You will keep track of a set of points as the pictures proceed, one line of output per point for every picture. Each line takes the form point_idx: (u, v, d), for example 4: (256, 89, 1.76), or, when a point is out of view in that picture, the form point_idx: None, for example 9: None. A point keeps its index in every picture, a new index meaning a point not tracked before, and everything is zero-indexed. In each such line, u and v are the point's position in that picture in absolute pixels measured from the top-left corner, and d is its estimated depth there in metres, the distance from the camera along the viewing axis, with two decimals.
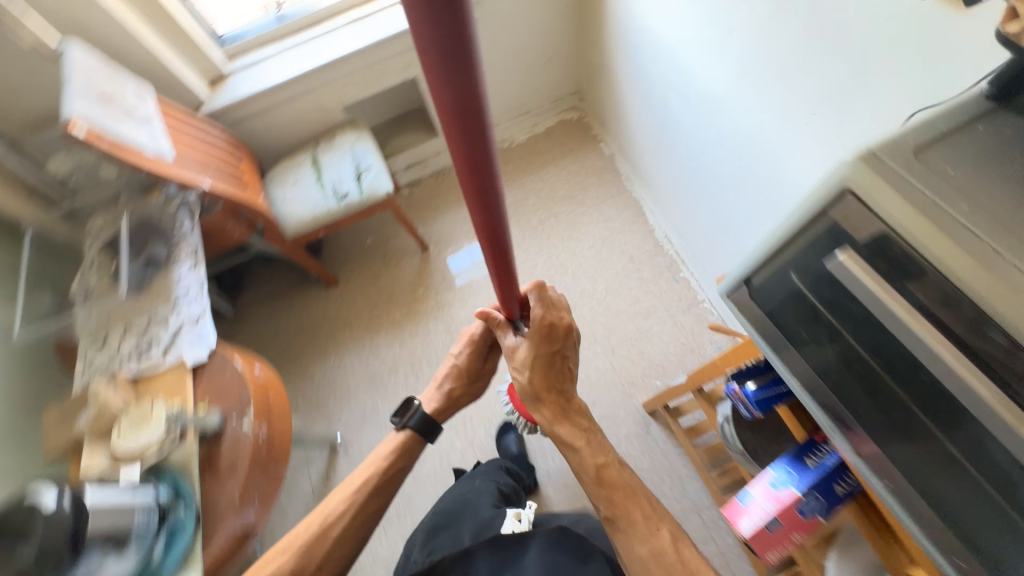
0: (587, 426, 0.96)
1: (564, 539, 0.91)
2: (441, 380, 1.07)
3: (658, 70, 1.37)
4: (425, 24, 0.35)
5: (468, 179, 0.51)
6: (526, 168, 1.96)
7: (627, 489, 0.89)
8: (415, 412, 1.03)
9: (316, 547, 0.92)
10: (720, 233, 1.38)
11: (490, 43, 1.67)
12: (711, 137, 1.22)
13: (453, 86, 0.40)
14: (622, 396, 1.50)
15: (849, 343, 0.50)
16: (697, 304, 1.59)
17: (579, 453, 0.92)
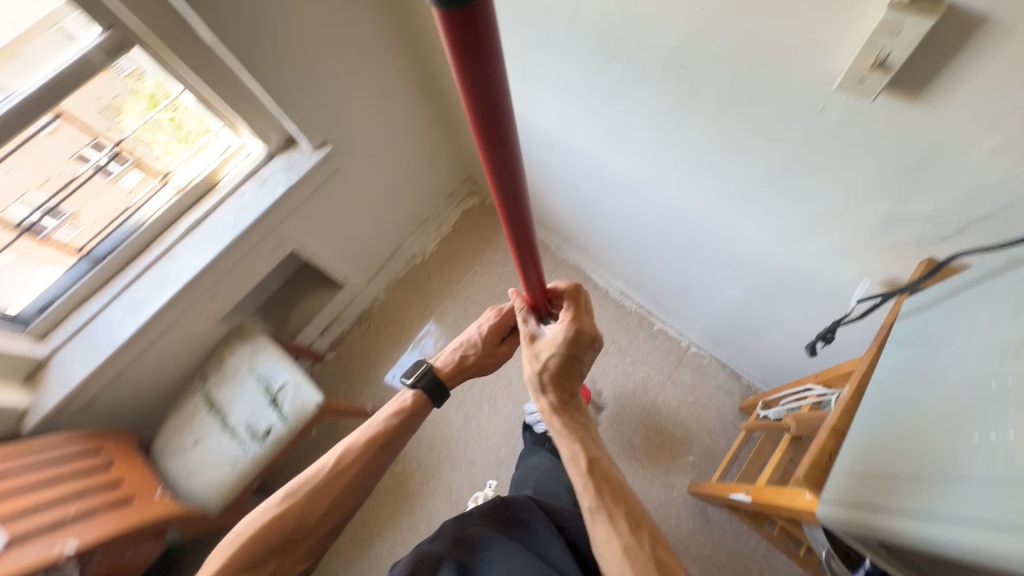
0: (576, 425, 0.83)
1: (522, 508, 0.85)
2: (460, 344, 0.95)
3: (552, 160, 1.23)
4: (446, 30, 0.35)
5: (500, 191, 0.53)
6: (451, 276, 1.77)
7: (606, 475, 0.78)
8: (426, 370, 0.91)
9: (316, 499, 0.80)
10: (685, 289, 1.28)
11: None
12: (642, 212, 1.12)
13: (474, 92, 0.41)
14: (664, 489, 1.34)
15: None
16: (686, 354, 1.49)
17: (575, 446, 0.80)
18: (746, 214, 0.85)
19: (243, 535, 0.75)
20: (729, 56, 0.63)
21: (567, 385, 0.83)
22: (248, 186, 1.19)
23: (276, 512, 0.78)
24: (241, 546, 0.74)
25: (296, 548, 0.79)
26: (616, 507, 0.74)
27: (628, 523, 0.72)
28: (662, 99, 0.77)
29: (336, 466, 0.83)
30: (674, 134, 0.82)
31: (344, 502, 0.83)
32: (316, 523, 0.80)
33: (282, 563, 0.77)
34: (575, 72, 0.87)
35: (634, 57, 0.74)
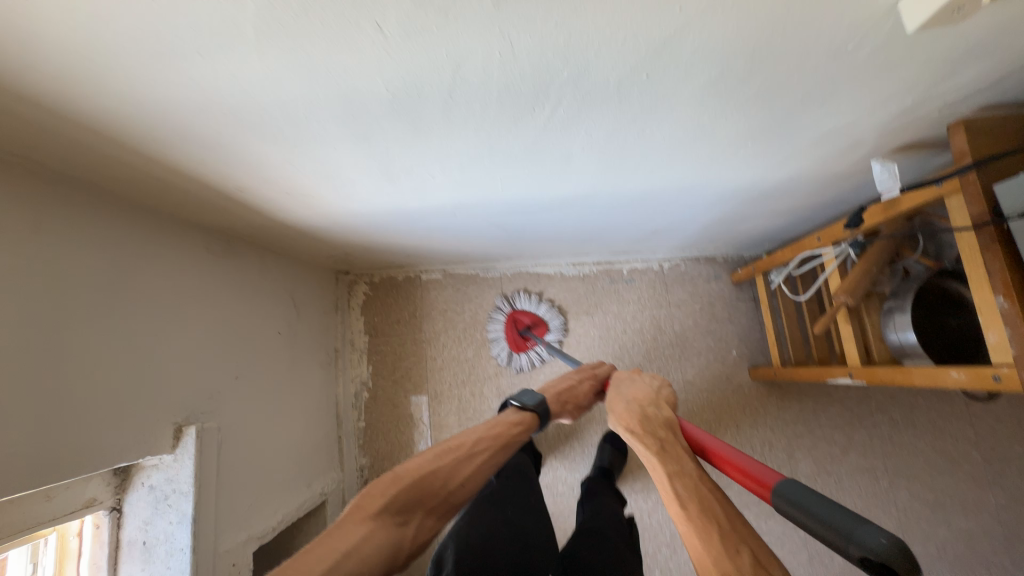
0: (679, 461, 0.60)
1: None
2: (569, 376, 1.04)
3: (462, 223, 0.97)
4: None
5: None
6: (414, 380, 1.46)
7: (700, 488, 0.56)
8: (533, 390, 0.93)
9: (457, 466, 0.67)
10: (651, 232, 1.19)
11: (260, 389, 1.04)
12: (593, 212, 0.96)
13: None
14: (738, 393, 1.40)
15: None
16: (665, 275, 1.49)
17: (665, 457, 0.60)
18: (731, 163, 0.74)
19: (397, 476, 0.62)
20: (716, 46, 0.44)
21: (649, 423, 0.68)
22: (131, 567, 0.74)
23: (427, 458, 0.66)
24: (399, 488, 0.60)
25: (435, 506, 0.63)
26: (722, 531, 0.50)
27: (726, 542, 0.49)
28: (619, 119, 0.57)
29: (481, 428, 0.76)
30: (637, 141, 0.63)
31: (484, 462, 0.72)
32: (455, 482, 0.66)
33: (424, 523, 0.61)
34: (475, 143, 0.60)
35: (569, 98, 0.51)
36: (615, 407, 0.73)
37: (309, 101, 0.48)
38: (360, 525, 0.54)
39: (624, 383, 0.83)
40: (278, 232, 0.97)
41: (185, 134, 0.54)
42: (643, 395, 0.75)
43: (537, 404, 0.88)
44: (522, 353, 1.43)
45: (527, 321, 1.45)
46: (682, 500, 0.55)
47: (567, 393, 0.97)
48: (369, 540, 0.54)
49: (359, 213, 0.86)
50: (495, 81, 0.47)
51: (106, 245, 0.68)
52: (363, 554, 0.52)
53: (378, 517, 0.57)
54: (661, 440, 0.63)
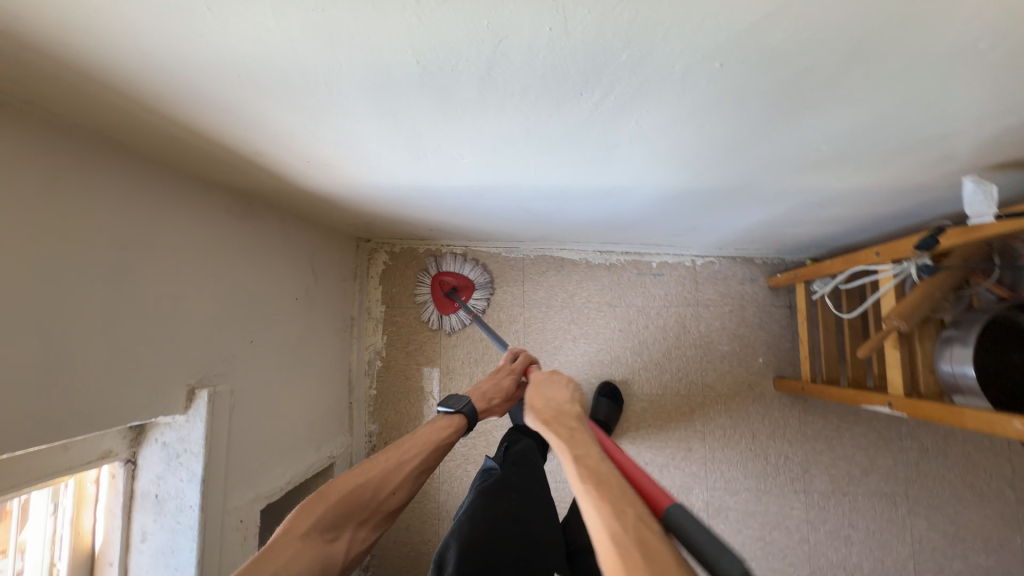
0: (585, 446, 0.68)
1: None
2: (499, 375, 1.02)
3: (488, 204, 0.92)
4: None
5: None
6: (428, 355, 1.46)
7: (596, 464, 0.63)
8: (461, 401, 0.93)
9: (377, 484, 0.78)
10: (689, 228, 1.11)
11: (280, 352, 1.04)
12: (628, 204, 0.89)
13: None
14: (758, 401, 1.34)
15: None
16: (695, 271, 1.41)
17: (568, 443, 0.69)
18: (797, 166, 0.65)
19: (327, 493, 0.73)
20: (816, 33, 0.36)
21: (563, 419, 0.77)
22: (143, 518, 0.77)
23: (356, 474, 0.78)
24: (328, 502, 0.72)
25: (366, 516, 0.77)
26: (614, 498, 0.57)
27: (618, 506, 0.56)
28: (679, 110, 0.49)
29: (410, 442, 0.85)
30: (694, 135, 0.56)
31: (412, 472, 0.84)
32: (382, 493, 0.79)
33: (355, 534, 0.75)
34: (510, 126, 0.54)
35: (625, 84, 0.44)
36: (537, 406, 0.81)
37: (330, 69, 0.43)
38: (292, 542, 0.66)
39: (546, 379, 0.90)
40: (299, 198, 0.94)
41: (199, 95, 0.50)
42: (562, 394, 0.84)
43: (463, 408, 0.93)
44: (449, 315, 1.43)
45: (451, 284, 1.43)
46: (584, 477, 0.61)
47: (493, 391, 0.99)
48: (299, 556, 0.65)
49: (381, 187, 0.82)
50: (540, 60, 0.40)
51: (126, 201, 0.66)
52: (293, 569, 0.63)
53: (305, 536, 0.67)
54: (571, 430, 0.72)
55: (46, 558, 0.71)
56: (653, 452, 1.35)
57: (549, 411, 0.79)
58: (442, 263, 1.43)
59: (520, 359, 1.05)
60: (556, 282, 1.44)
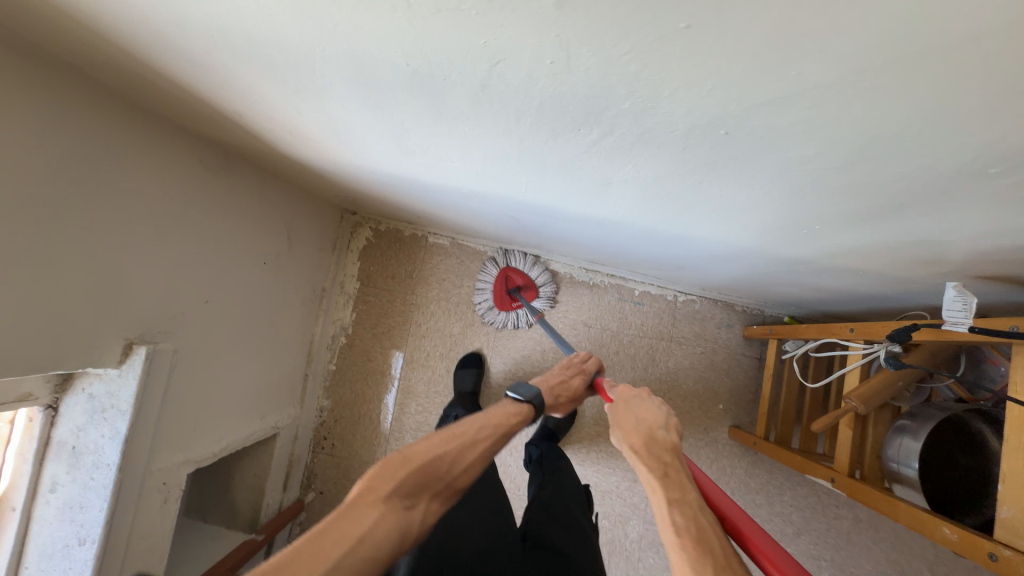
0: (681, 490, 0.60)
1: None
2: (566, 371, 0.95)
3: (477, 207, 0.88)
4: None
5: None
6: (394, 340, 1.42)
7: (701, 521, 0.55)
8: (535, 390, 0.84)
9: (457, 454, 0.68)
10: (676, 266, 1.10)
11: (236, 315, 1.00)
12: (617, 234, 0.87)
13: None
14: (710, 446, 1.35)
15: None
16: (676, 307, 1.40)
17: (669, 485, 0.60)
18: (790, 236, 0.64)
19: (404, 461, 0.62)
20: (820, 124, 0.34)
21: (657, 448, 0.67)
22: (55, 467, 0.73)
23: (433, 445, 0.67)
24: (410, 470, 0.62)
25: (442, 491, 0.64)
26: (719, 567, 0.50)
27: (720, 573, 0.49)
28: (676, 164, 0.47)
29: (482, 420, 0.74)
30: (688, 189, 0.53)
31: (486, 451, 0.72)
32: (458, 470, 0.67)
33: (431, 506, 0.62)
34: (505, 143, 0.51)
35: (623, 129, 0.41)
36: (623, 425, 0.73)
37: (316, 52, 0.39)
38: (373, 506, 0.56)
39: (634, 394, 0.79)
40: (281, 162, 0.89)
41: (174, 45, 0.46)
42: (652, 414, 0.74)
43: (531, 397, 0.83)
44: (510, 312, 1.37)
45: (517, 282, 1.37)
46: (680, 531, 0.54)
47: (562, 389, 0.91)
48: (382, 521, 0.56)
49: (366, 170, 0.78)
50: (539, 89, 0.37)
51: (84, 137, 0.62)
52: (374, 538, 0.54)
53: (387, 500, 0.58)
54: (665, 465, 0.64)
55: None
56: (599, 477, 1.35)
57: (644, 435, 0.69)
58: (508, 257, 1.37)
59: (591, 362, 0.96)
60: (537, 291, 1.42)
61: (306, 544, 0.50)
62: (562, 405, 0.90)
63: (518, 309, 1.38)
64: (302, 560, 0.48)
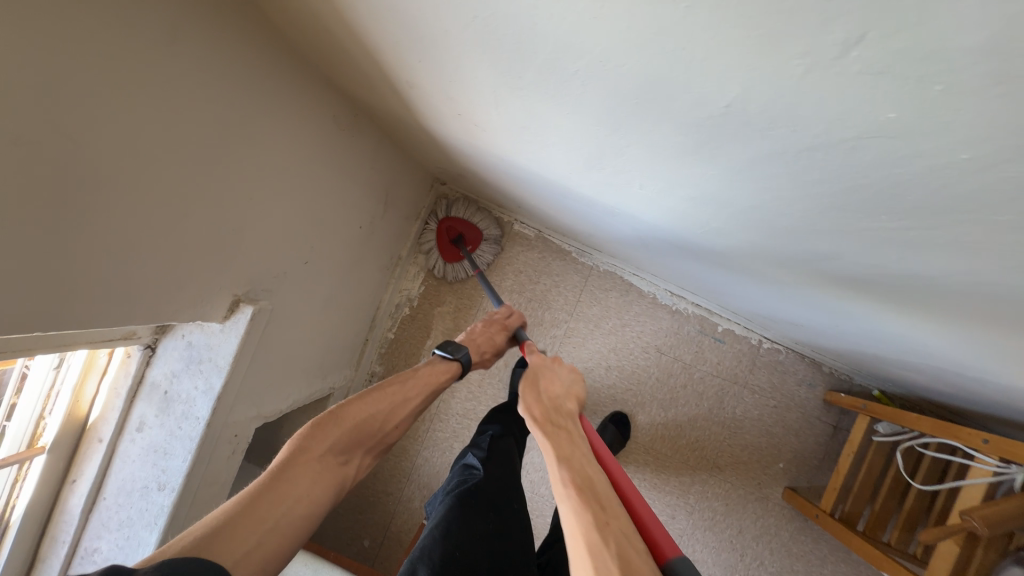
0: (572, 448, 0.56)
1: None
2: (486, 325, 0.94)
3: (610, 222, 0.80)
4: None
5: None
6: (458, 321, 1.38)
7: (592, 474, 0.52)
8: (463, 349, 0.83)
9: (394, 415, 0.71)
10: (788, 320, 1.01)
11: (327, 277, 0.96)
12: (761, 285, 0.78)
13: None
14: (760, 501, 1.29)
15: None
16: (757, 353, 1.32)
17: (564, 448, 0.56)
18: (1002, 356, 0.55)
19: (331, 416, 0.65)
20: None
21: (555, 414, 0.64)
22: (145, 406, 0.72)
23: (366, 404, 0.69)
24: (341, 428, 0.65)
25: (372, 446, 0.70)
26: (595, 506, 0.46)
27: (603, 526, 0.44)
28: (967, 276, 0.38)
29: (415, 379, 0.76)
30: (940, 291, 0.44)
31: (415, 409, 0.76)
32: (384, 432, 0.71)
33: (362, 461, 0.68)
34: (741, 196, 0.43)
35: (945, 233, 0.33)
36: (525, 393, 0.68)
37: (600, 63, 0.32)
38: (308, 465, 0.60)
39: (546, 360, 0.75)
40: (410, 129, 0.82)
41: (402, 11, 0.39)
42: (558, 382, 0.71)
43: (459, 355, 0.84)
44: (453, 263, 1.32)
45: (461, 231, 1.31)
46: (569, 485, 0.50)
47: (485, 347, 0.89)
48: (318, 481, 0.60)
49: (514, 166, 0.70)
50: (887, 176, 0.29)
51: (242, 80, 0.56)
52: (311, 495, 0.58)
53: (320, 459, 0.61)
54: (565, 426, 0.61)
55: (36, 411, 0.66)
56: None
57: (544, 403, 0.65)
58: (455, 207, 1.31)
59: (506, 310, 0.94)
60: (614, 304, 1.35)
61: (249, 505, 0.53)
62: (484, 359, 0.89)
63: (463, 260, 1.32)
64: (246, 517, 0.51)
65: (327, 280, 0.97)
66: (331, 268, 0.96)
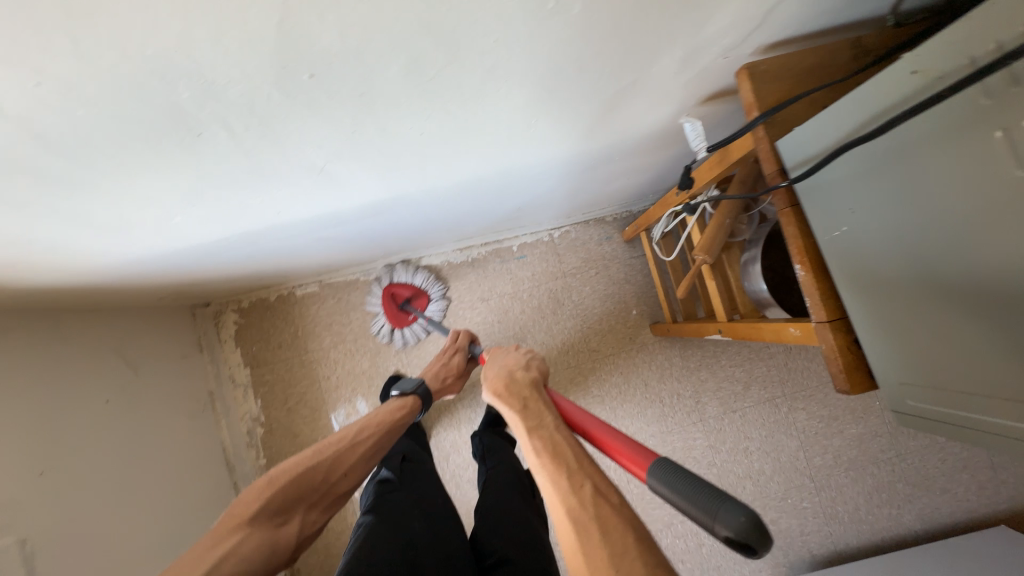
0: (540, 417, 0.60)
1: None
2: (449, 358, 1.05)
3: (274, 247, 0.84)
4: None
5: None
6: (310, 403, 1.35)
7: (570, 445, 0.55)
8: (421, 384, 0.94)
9: (333, 460, 0.74)
10: (513, 213, 1.11)
11: (103, 464, 0.91)
12: (422, 210, 0.86)
13: None
14: (642, 349, 1.39)
15: None
16: (555, 245, 1.42)
17: (532, 422, 0.59)
18: (534, 147, 0.64)
19: (271, 480, 0.67)
20: (373, 36, 0.33)
21: (518, 383, 0.68)
22: None
23: (306, 459, 0.72)
24: (279, 487, 0.66)
25: (314, 500, 0.70)
26: (573, 472, 0.50)
27: (573, 480, 0.49)
28: (334, 125, 0.44)
29: (366, 424, 0.82)
30: (387, 145, 0.52)
31: (365, 455, 0.79)
32: (320, 481, 0.71)
33: (307, 517, 0.68)
34: (174, 181, 0.47)
35: (232, 111, 0.38)
36: (485, 376, 0.73)
37: None
38: (237, 528, 0.60)
39: (501, 349, 0.82)
40: (49, 295, 0.80)
41: None
42: (515, 360, 0.75)
43: (416, 390, 0.94)
44: (405, 329, 1.32)
45: (405, 294, 1.32)
46: (538, 452, 0.55)
47: (444, 371, 1.04)
48: (252, 539, 0.60)
49: (127, 265, 0.71)
50: (90, 113, 0.33)
51: None
52: (247, 556, 0.58)
53: (253, 519, 0.62)
54: (524, 398, 0.64)
55: None
56: None
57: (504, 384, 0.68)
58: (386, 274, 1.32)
59: (460, 334, 1.10)
60: None
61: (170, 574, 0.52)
62: (450, 385, 1.06)
63: (416, 322, 1.33)
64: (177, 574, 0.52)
65: (105, 465, 0.92)
66: (100, 453, 0.91)
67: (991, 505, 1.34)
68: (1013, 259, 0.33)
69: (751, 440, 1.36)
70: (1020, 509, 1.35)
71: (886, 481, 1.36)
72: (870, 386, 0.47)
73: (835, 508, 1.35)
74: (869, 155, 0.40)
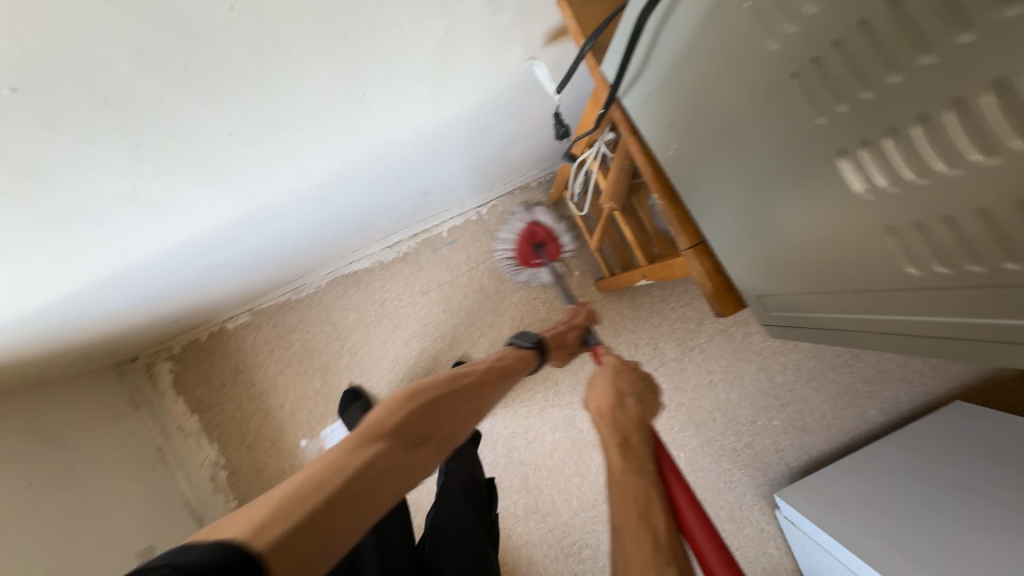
0: (640, 465, 0.54)
1: None
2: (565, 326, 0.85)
3: (152, 285, 0.77)
4: None
5: None
6: (268, 436, 1.30)
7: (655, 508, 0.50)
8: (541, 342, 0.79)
9: (459, 394, 0.64)
10: (423, 201, 1.06)
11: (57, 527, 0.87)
12: (308, 216, 0.80)
13: None
14: (593, 308, 1.37)
15: (883, 275, 0.33)
16: (486, 223, 1.38)
17: (629, 474, 0.53)
18: (387, 125, 0.60)
19: (413, 395, 0.59)
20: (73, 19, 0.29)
21: (621, 410, 0.60)
22: None
23: (438, 385, 0.63)
24: (413, 407, 0.57)
25: (443, 433, 0.58)
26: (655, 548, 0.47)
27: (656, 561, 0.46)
28: (111, 137, 0.39)
29: (485, 367, 0.71)
30: (199, 150, 0.46)
31: (486, 396, 0.67)
32: (449, 419, 0.60)
33: (438, 450, 0.55)
34: None
35: None
36: (595, 379, 0.64)
37: None
38: (375, 441, 0.49)
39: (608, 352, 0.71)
40: None
41: None
42: (627, 378, 0.64)
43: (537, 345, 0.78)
44: (530, 269, 1.31)
45: (544, 236, 1.29)
46: (623, 514, 0.50)
47: (561, 339, 0.83)
48: (389, 453, 0.48)
49: None
50: None
51: None
52: (383, 470, 0.46)
53: (392, 434, 0.51)
54: (625, 433, 0.57)
55: None
56: (528, 404, 1.33)
57: (608, 410, 0.59)
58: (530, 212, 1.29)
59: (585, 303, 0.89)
60: (361, 297, 1.35)
61: None
62: (558, 355, 0.83)
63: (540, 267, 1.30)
64: (315, 482, 0.41)
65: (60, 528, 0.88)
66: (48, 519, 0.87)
67: (946, 384, 1.40)
68: (788, 150, 0.34)
69: (714, 373, 1.38)
70: (969, 381, 1.41)
71: (846, 383, 1.40)
72: (740, 304, 0.52)
73: (804, 419, 1.38)
74: (669, 61, 0.40)
